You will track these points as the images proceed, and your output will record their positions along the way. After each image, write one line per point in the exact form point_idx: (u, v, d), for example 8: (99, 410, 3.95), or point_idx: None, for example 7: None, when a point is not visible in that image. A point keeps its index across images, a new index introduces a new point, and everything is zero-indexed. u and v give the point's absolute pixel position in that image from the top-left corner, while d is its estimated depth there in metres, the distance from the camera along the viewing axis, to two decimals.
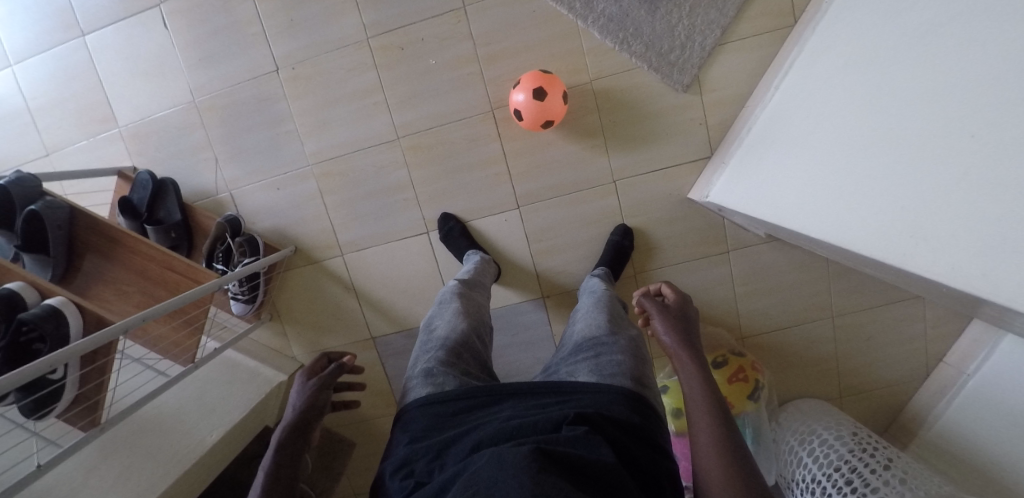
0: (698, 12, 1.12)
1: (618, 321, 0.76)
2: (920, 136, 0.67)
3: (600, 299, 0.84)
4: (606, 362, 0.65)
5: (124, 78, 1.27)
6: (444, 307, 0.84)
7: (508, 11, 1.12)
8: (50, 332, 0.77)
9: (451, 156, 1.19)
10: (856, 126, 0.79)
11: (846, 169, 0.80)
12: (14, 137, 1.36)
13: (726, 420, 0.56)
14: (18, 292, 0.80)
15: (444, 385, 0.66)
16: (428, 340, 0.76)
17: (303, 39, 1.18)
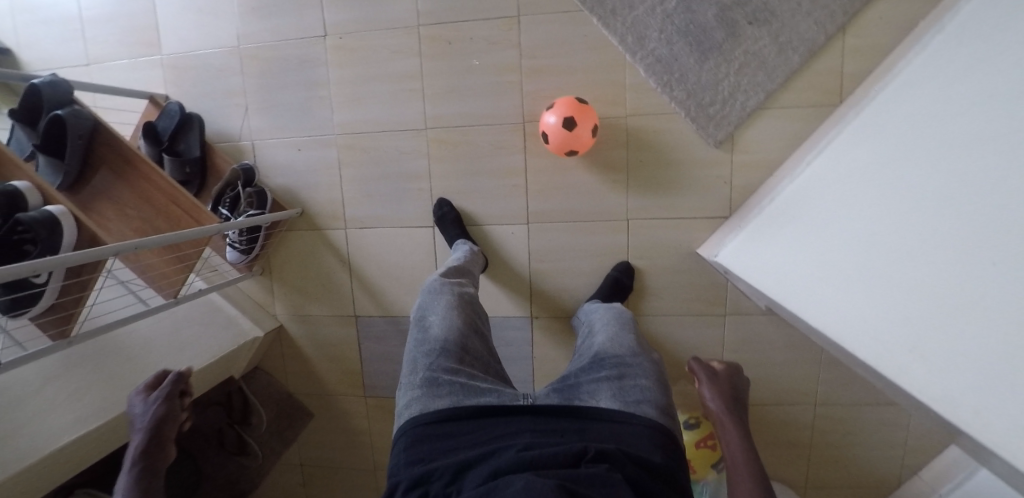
0: (746, 72, 1.11)
1: (632, 341, 0.84)
2: (932, 253, 0.68)
3: (613, 321, 0.91)
4: (628, 388, 0.73)
5: (178, 10, 1.28)
6: (433, 299, 0.88)
7: (560, 29, 1.12)
8: (43, 238, 0.78)
9: (473, 158, 1.19)
10: (867, 222, 0.80)
11: (846, 257, 0.82)
12: (60, 41, 1.38)
13: (746, 431, 0.84)
14: (22, 192, 0.81)
15: (455, 398, 0.72)
16: (425, 341, 0.80)
17: (356, 11, 1.19)
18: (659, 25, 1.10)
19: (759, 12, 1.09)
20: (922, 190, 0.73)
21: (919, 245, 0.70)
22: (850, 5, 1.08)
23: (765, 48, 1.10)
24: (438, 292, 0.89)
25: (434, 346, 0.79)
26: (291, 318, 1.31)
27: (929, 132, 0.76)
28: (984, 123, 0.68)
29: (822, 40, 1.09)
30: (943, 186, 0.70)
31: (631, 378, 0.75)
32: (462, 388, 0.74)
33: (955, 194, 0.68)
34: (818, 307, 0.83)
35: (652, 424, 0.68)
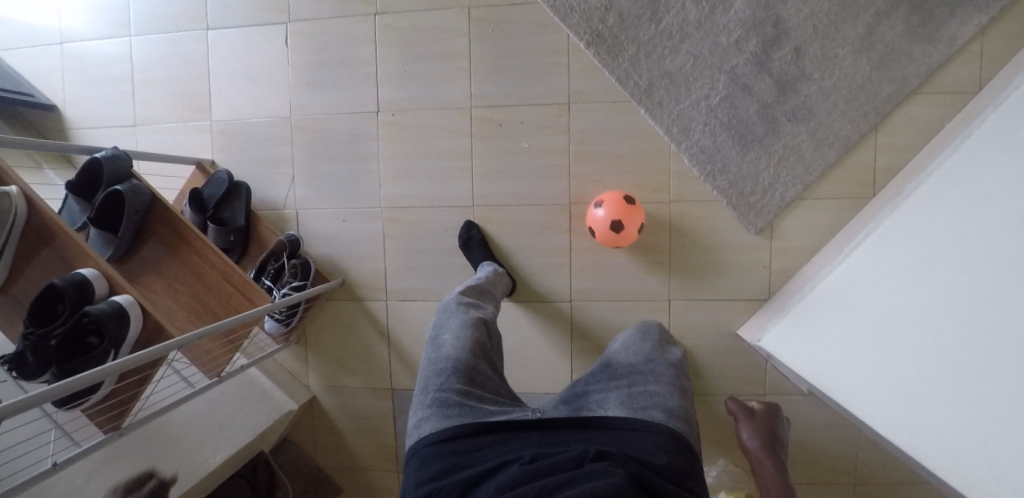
0: (785, 164, 1.16)
1: (647, 355, 0.84)
2: (963, 364, 0.73)
3: (630, 341, 0.90)
4: (637, 396, 0.71)
5: (231, 79, 1.32)
6: (446, 318, 0.86)
7: (608, 118, 1.17)
8: (112, 331, 0.77)
9: (519, 235, 1.21)
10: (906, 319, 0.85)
11: (890, 348, 0.86)
12: (108, 100, 1.40)
13: (783, 476, 0.99)
14: (89, 281, 0.80)
15: (460, 415, 0.69)
16: (435, 359, 0.78)
17: (410, 91, 1.23)
18: (702, 117, 1.15)
19: (796, 109, 1.15)
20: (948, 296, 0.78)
21: (953, 351, 0.75)
22: (880, 106, 1.15)
23: (803, 142, 1.16)
24: (452, 312, 0.88)
25: (445, 364, 0.77)
26: (322, 390, 1.31)
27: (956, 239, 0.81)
28: (1004, 241, 0.73)
29: (855, 137, 1.15)
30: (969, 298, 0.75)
31: (640, 386, 0.74)
32: (473, 409, 0.70)
33: (981, 308, 0.73)
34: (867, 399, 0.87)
35: (664, 429, 0.66)
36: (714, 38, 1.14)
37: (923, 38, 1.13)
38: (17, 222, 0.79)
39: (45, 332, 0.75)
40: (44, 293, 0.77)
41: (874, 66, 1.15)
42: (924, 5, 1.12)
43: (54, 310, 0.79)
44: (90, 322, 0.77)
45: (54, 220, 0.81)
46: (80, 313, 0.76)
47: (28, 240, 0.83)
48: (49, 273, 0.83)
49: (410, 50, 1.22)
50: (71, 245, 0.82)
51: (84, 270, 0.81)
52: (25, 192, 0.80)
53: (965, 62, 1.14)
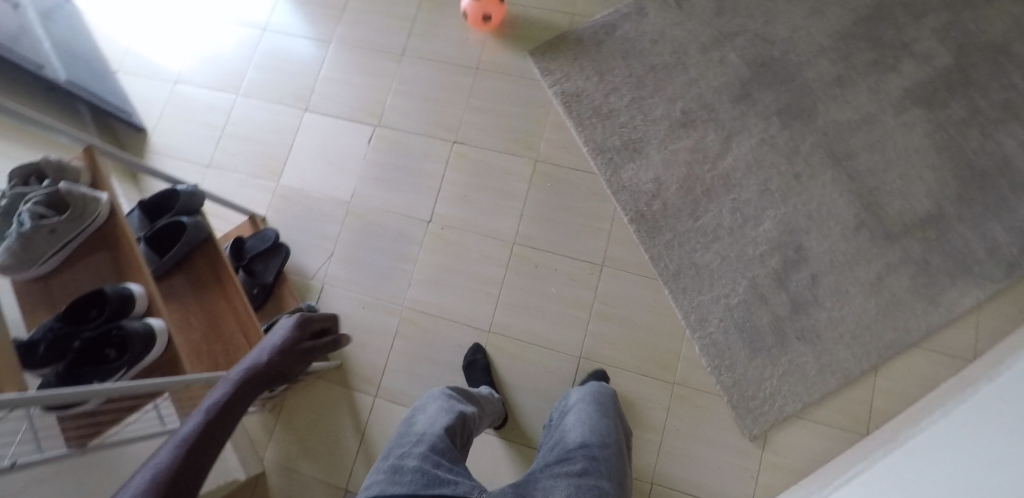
0: (788, 379, 1.21)
1: (605, 434, 0.78)
2: None
3: (591, 405, 0.87)
4: (587, 488, 0.67)
5: (310, 156, 1.46)
6: (426, 405, 0.83)
7: (634, 288, 1.26)
8: (133, 351, 0.76)
9: (523, 374, 1.23)
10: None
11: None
12: (193, 140, 1.54)
13: None
14: (135, 299, 0.81)
15: (410, 482, 0.65)
16: (404, 436, 0.75)
17: (463, 213, 1.35)
18: (720, 313, 1.23)
19: (806, 329, 1.24)
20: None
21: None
22: (882, 348, 1.23)
23: (807, 362, 1.22)
24: (439, 398, 0.85)
25: (415, 438, 0.74)
26: (276, 470, 1.26)
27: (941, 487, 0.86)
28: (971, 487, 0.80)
29: (856, 372, 1.21)
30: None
31: (591, 476, 0.69)
32: (427, 475, 0.66)
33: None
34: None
35: None
36: (741, 246, 1.27)
37: (924, 295, 1.26)
38: (92, 224, 0.85)
39: (73, 331, 0.74)
40: (90, 295, 0.78)
41: (879, 310, 1.25)
42: (928, 269, 1.29)
43: (85, 315, 0.78)
44: (119, 335, 0.75)
45: (125, 232, 0.87)
46: (114, 324, 0.75)
47: (89, 242, 0.88)
48: (96, 277, 0.86)
49: (475, 179, 1.37)
50: (127, 258, 0.86)
51: (135, 287, 0.82)
52: (112, 201, 0.88)
53: (961, 330, 1.24)
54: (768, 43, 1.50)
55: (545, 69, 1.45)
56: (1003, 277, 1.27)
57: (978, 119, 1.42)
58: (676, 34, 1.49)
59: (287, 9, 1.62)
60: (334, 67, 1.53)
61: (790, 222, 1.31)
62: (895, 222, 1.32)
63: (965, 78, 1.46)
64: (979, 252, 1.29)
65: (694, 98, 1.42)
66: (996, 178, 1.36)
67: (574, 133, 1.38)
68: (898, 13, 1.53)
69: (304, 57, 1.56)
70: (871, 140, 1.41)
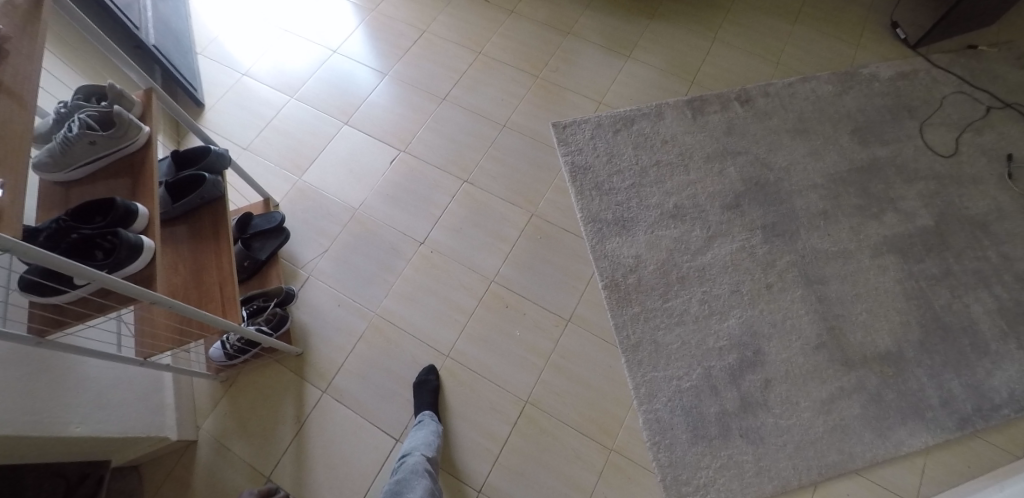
0: (725, 474, 1.20)
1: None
2: None
3: None
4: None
5: (335, 162, 1.60)
6: (413, 479, 0.90)
7: (592, 349, 1.32)
8: (117, 255, 0.85)
9: (470, 404, 1.26)
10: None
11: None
12: (238, 124, 1.70)
13: None
14: (137, 216, 0.91)
15: None
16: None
17: (455, 243, 1.45)
18: (669, 393, 1.28)
19: (751, 429, 1.26)
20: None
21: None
22: (823, 467, 1.23)
23: (747, 462, 1.22)
24: (421, 474, 0.91)
25: None
26: (208, 440, 1.26)
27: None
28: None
29: (793, 483, 1.21)
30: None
31: None
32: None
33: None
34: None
35: None
36: (703, 335, 1.34)
37: (874, 429, 1.28)
38: (126, 149, 0.97)
39: (74, 226, 0.85)
40: (101, 202, 0.89)
41: (827, 429, 1.27)
42: (881, 402, 1.31)
43: (90, 218, 0.90)
44: (111, 242, 0.85)
45: (151, 161, 0.98)
46: (111, 230, 0.85)
47: (117, 165, 0.98)
48: (110, 194, 0.96)
49: (473, 216, 1.49)
50: (143, 185, 0.97)
51: (141, 208, 0.92)
52: (150, 135, 1.01)
53: (905, 469, 1.25)
54: (763, 168, 1.62)
55: (562, 140, 1.61)
56: (953, 428, 1.28)
57: (949, 279, 1.47)
58: (685, 139, 1.65)
59: (359, 42, 1.85)
60: (380, 96, 1.72)
61: (753, 326, 1.37)
62: (854, 351, 1.37)
63: (942, 243, 1.53)
64: (932, 401, 1.32)
65: (689, 195, 1.54)
66: (958, 335, 1.40)
67: (574, 199, 1.51)
68: (889, 171, 1.64)
69: (358, 82, 1.76)
70: (845, 271, 1.48)
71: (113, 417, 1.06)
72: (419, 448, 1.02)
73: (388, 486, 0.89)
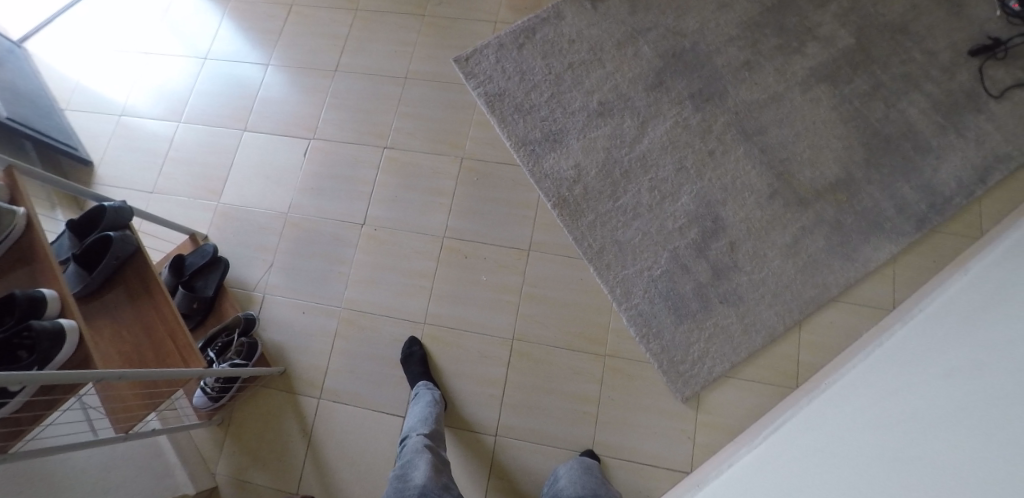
0: (715, 341, 1.25)
1: (595, 487, 0.92)
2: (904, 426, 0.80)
3: (578, 469, 0.98)
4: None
5: (249, 173, 1.51)
6: (414, 458, 0.88)
7: (561, 269, 1.32)
8: (41, 348, 0.82)
9: (460, 360, 1.27)
10: (857, 469, 0.78)
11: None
12: (136, 167, 1.58)
13: None
14: (47, 300, 0.87)
15: None
16: (403, 490, 0.81)
17: (396, 213, 1.41)
18: (643, 285, 1.30)
19: (728, 294, 1.29)
20: (888, 450, 0.78)
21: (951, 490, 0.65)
22: (803, 305, 1.28)
23: (732, 324, 1.27)
24: (420, 450, 0.90)
25: (414, 492, 0.80)
26: (227, 480, 1.26)
27: (932, 394, 0.81)
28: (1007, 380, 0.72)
29: (780, 329, 1.26)
30: (962, 433, 0.71)
31: None
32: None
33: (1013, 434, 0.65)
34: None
35: None
36: (660, 221, 1.35)
37: (840, 254, 1.32)
38: (8, 238, 0.90)
39: None
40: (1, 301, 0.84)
41: (798, 270, 1.31)
42: (841, 229, 1.35)
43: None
44: (28, 337, 0.81)
45: (40, 242, 0.92)
46: (23, 325, 0.81)
47: (8, 257, 0.92)
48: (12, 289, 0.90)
49: (405, 180, 1.43)
50: (43, 268, 0.91)
51: (47, 291, 0.88)
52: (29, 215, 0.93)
53: (878, 283, 1.30)
54: (677, 37, 1.56)
55: (470, 74, 1.53)
56: (913, 231, 1.33)
57: (880, 91, 1.47)
58: (591, 33, 1.57)
59: (229, 39, 1.70)
60: (270, 90, 1.60)
61: (707, 197, 1.37)
62: (806, 189, 1.39)
63: (866, 57, 1.51)
64: (889, 212, 1.36)
65: (610, 89, 1.50)
66: (899, 142, 1.42)
67: (498, 129, 1.46)
68: (800, 2, 1.59)
69: (242, 82, 1.63)
70: (780, 115, 1.47)
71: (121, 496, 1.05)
72: (416, 428, 1.00)
73: (391, 472, 0.87)
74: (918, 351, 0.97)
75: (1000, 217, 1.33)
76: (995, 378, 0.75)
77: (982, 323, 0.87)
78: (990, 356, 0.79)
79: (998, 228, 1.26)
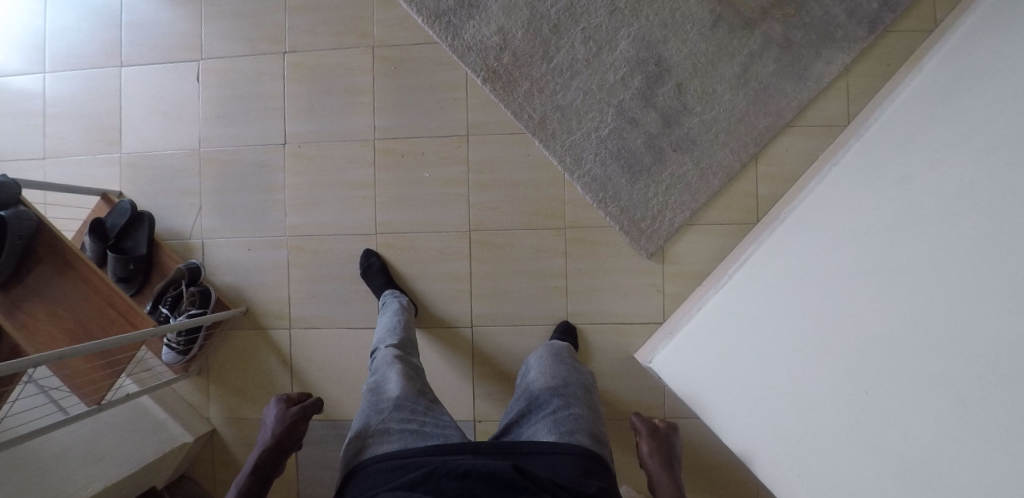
0: (673, 192, 1.22)
1: (565, 377, 0.83)
2: (878, 240, 0.78)
3: (553, 350, 0.93)
4: (563, 419, 0.74)
5: (144, 114, 1.34)
6: (386, 371, 0.87)
7: (504, 149, 1.25)
8: None
9: (422, 262, 1.25)
10: (848, 296, 0.79)
11: (813, 370, 0.81)
12: (16, 134, 1.39)
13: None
14: None
15: (402, 443, 0.73)
16: (378, 402, 0.80)
17: (317, 124, 1.28)
18: (593, 148, 1.23)
19: (682, 140, 1.23)
20: (852, 285, 0.79)
21: (912, 343, 0.69)
22: (758, 137, 1.23)
23: (688, 172, 1.23)
24: (391, 362, 0.89)
25: (388, 403, 0.80)
26: (224, 422, 1.29)
27: (895, 198, 0.79)
28: (960, 196, 0.69)
29: (736, 166, 1.23)
30: (912, 263, 0.71)
31: (565, 408, 0.76)
32: (415, 434, 0.75)
33: (962, 276, 0.65)
34: (774, 430, 0.86)
35: (589, 452, 0.68)
36: (601, 75, 1.23)
37: (795, 76, 1.23)
38: None
39: None
40: None
41: (749, 101, 1.23)
42: (792, 47, 1.22)
43: None
44: None
45: None
46: None
47: None
48: None
49: (317, 87, 1.28)
50: None
51: None
52: None
53: (831, 99, 1.24)
54: None
55: None
56: (867, 35, 1.22)
57: None
58: None
59: None
60: (135, 14, 1.35)
61: (648, 38, 1.22)
62: (751, 8, 1.22)
63: None
64: (840, 19, 1.22)
65: None
66: None
67: (404, 5, 1.25)
68: None
69: (98, 10, 1.36)
70: None
71: (116, 460, 1.10)
72: (383, 339, 0.99)
73: (364, 386, 0.86)
74: (872, 155, 0.91)
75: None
76: (945, 187, 0.71)
77: (941, 116, 0.80)
78: (940, 156, 0.75)
79: (955, 13, 1.15)
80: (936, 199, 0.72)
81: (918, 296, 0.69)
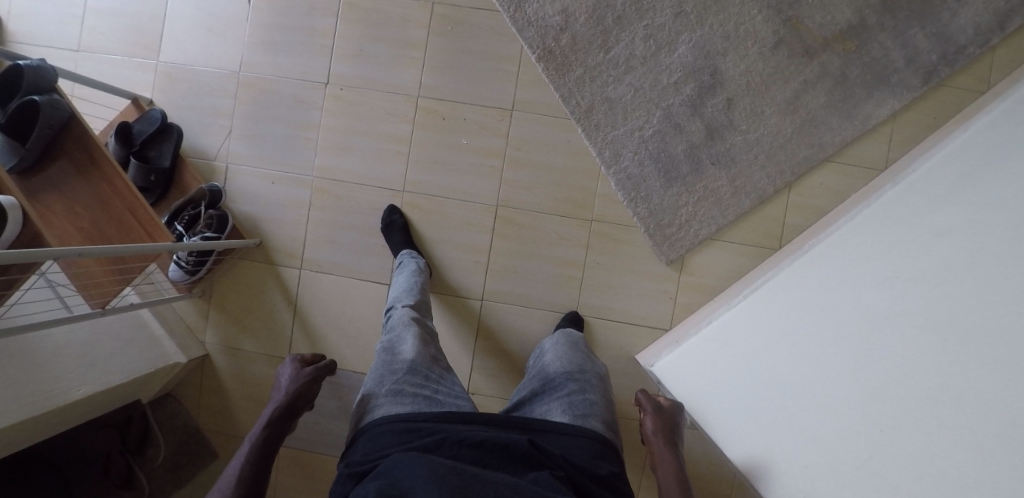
0: (702, 205, 1.23)
1: (580, 364, 0.83)
2: (905, 284, 0.79)
3: (566, 339, 0.93)
4: (577, 403, 0.74)
5: (188, 25, 1.31)
6: (402, 332, 0.87)
7: (545, 130, 1.24)
8: None
9: (444, 228, 1.25)
10: (870, 337, 0.79)
11: (824, 402, 0.82)
12: (53, 21, 1.35)
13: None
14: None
15: (411, 404, 0.73)
16: (392, 363, 0.80)
17: (361, 70, 1.26)
18: (634, 147, 1.22)
19: (721, 155, 1.23)
20: (875, 328, 0.79)
21: (929, 391, 0.70)
22: (796, 166, 1.23)
23: (722, 187, 1.23)
24: (407, 325, 0.89)
25: (402, 366, 0.80)
26: (219, 349, 1.29)
27: (929, 247, 0.79)
28: (998, 256, 0.69)
29: (770, 191, 1.23)
30: (939, 312, 0.72)
31: (579, 393, 0.77)
32: (427, 399, 0.75)
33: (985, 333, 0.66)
34: (773, 451, 0.88)
35: (601, 437, 0.69)
36: (655, 75, 1.21)
37: (843, 112, 1.22)
38: None
39: None
40: None
41: (795, 128, 1.23)
42: (846, 82, 1.22)
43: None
44: None
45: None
46: None
47: None
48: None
49: (368, 32, 1.26)
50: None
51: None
52: None
53: (874, 141, 1.24)
54: None
55: None
56: (921, 84, 1.21)
57: None
58: None
59: None
60: None
61: (707, 47, 1.21)
62: (814, 37, 1.21)
63: None
64: (897, 63, 1.21)
65: None
66: None
67: None
68: None
69: None
70: None
71: (109, 369, 1.09)
72: (400, 298, 0.99)
73: (378, 345, 0.86)
74: (909, 202, 0.92)
75: (1013, 66, 1.21)
76: (986, 244, 0.72)
77: (988, 174, 0.80)
78: (983, 213, 0.75)
79: (1011, 79, 1.15)
80: (973, 253, 0.72)
81: (941, 345, 0.70)
